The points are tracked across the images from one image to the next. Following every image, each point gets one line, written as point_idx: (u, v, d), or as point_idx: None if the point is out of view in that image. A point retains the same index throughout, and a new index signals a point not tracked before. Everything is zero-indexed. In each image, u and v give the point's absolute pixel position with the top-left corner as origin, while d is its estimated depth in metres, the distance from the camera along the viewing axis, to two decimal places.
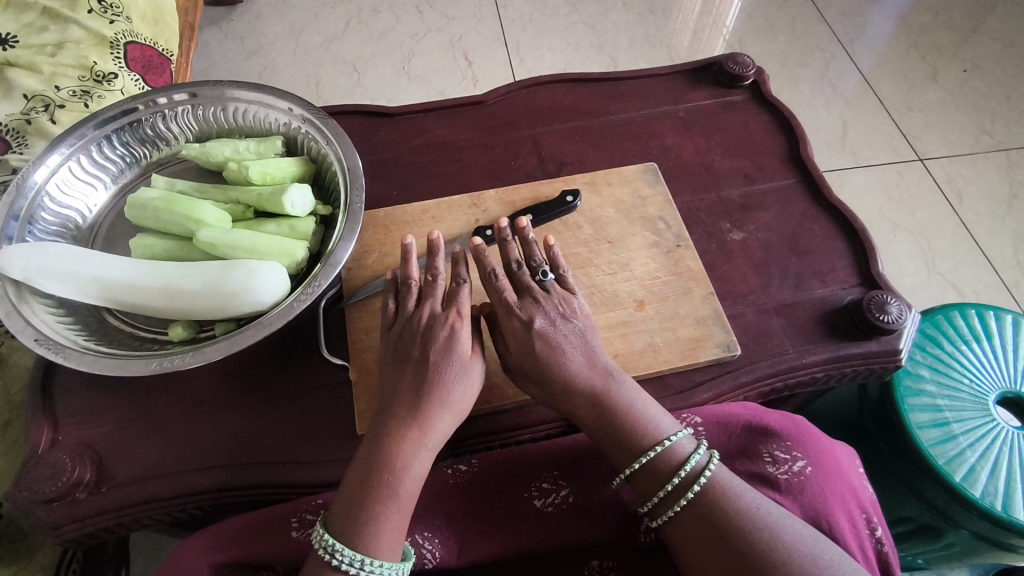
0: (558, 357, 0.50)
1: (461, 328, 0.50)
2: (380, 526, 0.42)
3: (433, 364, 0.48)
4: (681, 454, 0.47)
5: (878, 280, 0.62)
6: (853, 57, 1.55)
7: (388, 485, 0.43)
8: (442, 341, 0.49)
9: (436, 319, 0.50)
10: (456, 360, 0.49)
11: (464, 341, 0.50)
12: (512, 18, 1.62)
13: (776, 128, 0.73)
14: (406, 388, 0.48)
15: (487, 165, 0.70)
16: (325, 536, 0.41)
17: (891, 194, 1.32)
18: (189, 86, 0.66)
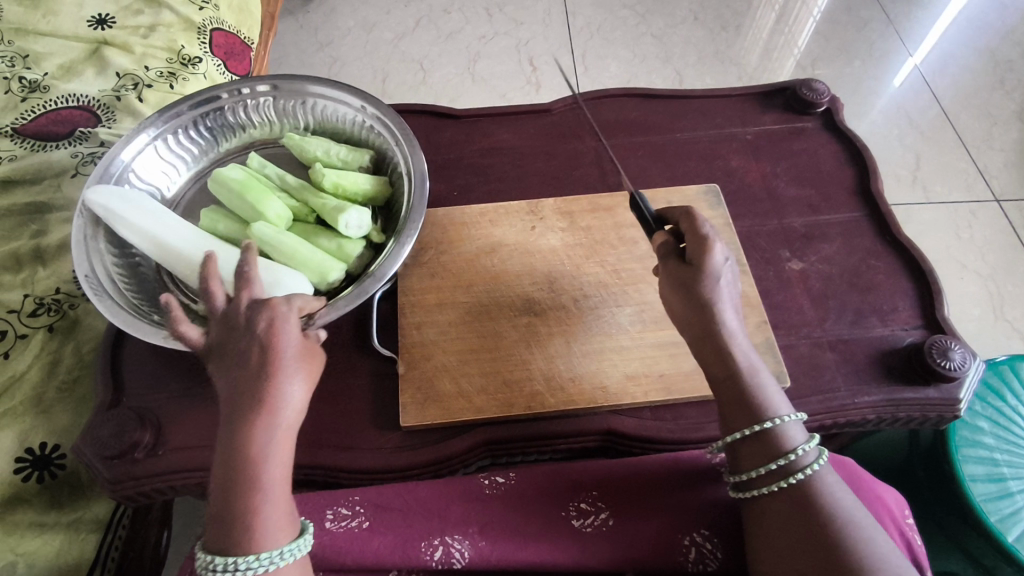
0: (718, 298, 0.50)
1: (285, 313, 0.45)
2: (258, 519, 0.40)
3: (258, 356, 0.43)
4: (790, 440, 0.45)
5: (943, 324, 0.59)
6: (932, 88, 1.49)
7: (246, 484, 0.40)
8: (263, 332, 0.44)
9: (258, 311, 0.45)
10: (277, 351, 0.43)
11: (291, 324, 0.45)
12: (581, 26, 1.62)
13: (847, 159, 0.71)
14: (239, 384, 0.43)
15: (547, 173, 0.71)
16: (208, 555, 0.40)
17: (961, 233, 1.27)
18: (270, 79, 0.68)
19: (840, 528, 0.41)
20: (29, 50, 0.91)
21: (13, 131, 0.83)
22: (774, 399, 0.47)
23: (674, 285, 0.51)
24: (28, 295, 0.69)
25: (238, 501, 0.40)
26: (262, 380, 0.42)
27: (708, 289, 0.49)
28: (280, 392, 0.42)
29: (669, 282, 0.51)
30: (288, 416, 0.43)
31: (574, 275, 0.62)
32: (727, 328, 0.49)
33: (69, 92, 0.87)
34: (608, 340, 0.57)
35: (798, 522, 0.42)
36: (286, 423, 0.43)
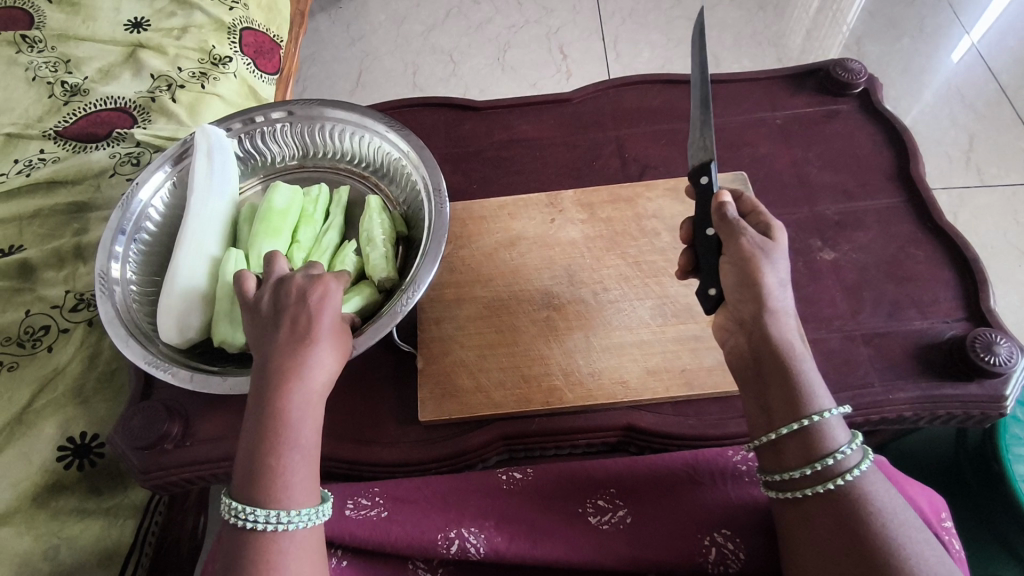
0: (778, 276, 0.45)
1: (332, 288, 0.46)
2: (284, 476, 0.40)
3: (303, 320, 0.45)
4: (834, 439, 0.41)
5: (988, 317, 0.56)
6: (990, 64, 1.40)
7: (277, 442, 0.41)
8: (312, 300, 0.45)
9: (308, 279, 0.47)
10: (314, 320, 0.45)
11: (335, 303, 0.46)
12: (613, 11, 1.58)
13: (885, 142, 0.68)
14: (283, 346, 0.44)
15: (568, 164, 0.70)
16: (231, 503, 0.40)
17: (1019, 217, 1.19)
18: (286, 104, 0.66)
19: (886, 529, 0.38)
20: (71, 55, 0.95)
21: (56, 134, 0.87)
22: (820, 387, 0.43)
23: (756, 248, 0.45)
24: (69, 291, 0.72)
25: (265, 453, 0.41)
26: (305, 344, 0.44)
27: (767, 265, 0.45)
28: (318, 362, 0.44)
29: (747, 244, 0.46)
30: (322, 384, 0.44)
31: (594, 268, 0.60)
32: (782, 311, 0.45)
33: (107, 95, 0.91)
34: (629, 334, 0.56)
35: (838, 522, 0.39)
36: (316, 388, 0.43)
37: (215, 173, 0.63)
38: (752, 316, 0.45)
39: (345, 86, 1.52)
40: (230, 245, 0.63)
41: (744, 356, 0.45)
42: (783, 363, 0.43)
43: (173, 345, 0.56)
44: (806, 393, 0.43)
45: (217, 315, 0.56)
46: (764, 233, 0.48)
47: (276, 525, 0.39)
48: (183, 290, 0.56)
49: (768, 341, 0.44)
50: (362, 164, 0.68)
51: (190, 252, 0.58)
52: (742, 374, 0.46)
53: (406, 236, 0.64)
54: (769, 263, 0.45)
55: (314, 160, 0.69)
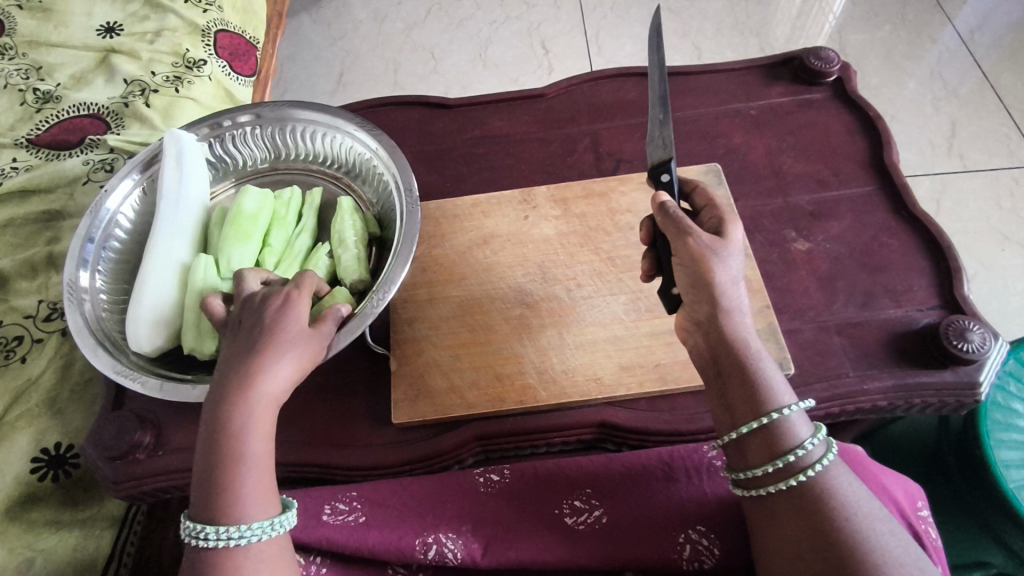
0: (731, 274, 0.44)
1: (297, 295, 0.46)
2: (235, 489, 0.40)
3: (260, 328, 0.44)
4: (796, 434, 0.41)
5: (962, 304, 0.56)
6: (972, 50, 1.40)
7: (229, 458, 0.41)
8: (272, 308, 0.45)
9: (273, 290, 0.46)
10: (273, 327, 0.44)
11: (299, 308, 0.46)
12: (594, 5, 1.58)
13: (859, 131, 0.67)
14: (242, 355, 0.44)
15: (542, 160, 0.69)
16: (187, 521, 0.40)
17: (1003, 203, 1.19)
18: (254, 108, 0.66)
19: (851, 524, 0.38)
20: (43, 62, 0.95)
21: (28, 142, 0.86)
22: (778, 383, 0.42)
23: (705, 247, 0.45)
24: (43, 300, 0.71)
25: (218, 469, 0.41)
26: (262, 353, 0.43)
27: (717, 263, 0.44)
28: (276, 369, 0.43)
29: (695, 244, 0.45)
30: (281, 393, 0.43)
31: (567, 264, 0.60)
32: (737, 309, 0.44)
33: (80, 101, 0.90)
34: (602, 330, 0.56)
35: (806, 518, 0.39)
36: (271, 397, 0.43)
37: (182, 179, 0.62)
38: (708, 316, 0.44)
39: (326, 86, 1.51)
40: (201, 251, 0.62)
41: (704, 357, 0.45)
42: (741, 362, 0.43)
43: (144, 354, 0.55)
44: (766, 390, 0.42)
45: (187, 322, 0.55)
46: (719, 229, 0.47)
47: (227, 541, 0.39)
48: (151, 298, 0.55)
49: (724, 340, 0.44)
50: (334, 165, 0.68)
51: (159, 259, 0.58)
52: (704, 375, 0.45)
53: (379, 237, 0.63)
54: (720, 261, 0.45)
55: (286, 162, 0.69)
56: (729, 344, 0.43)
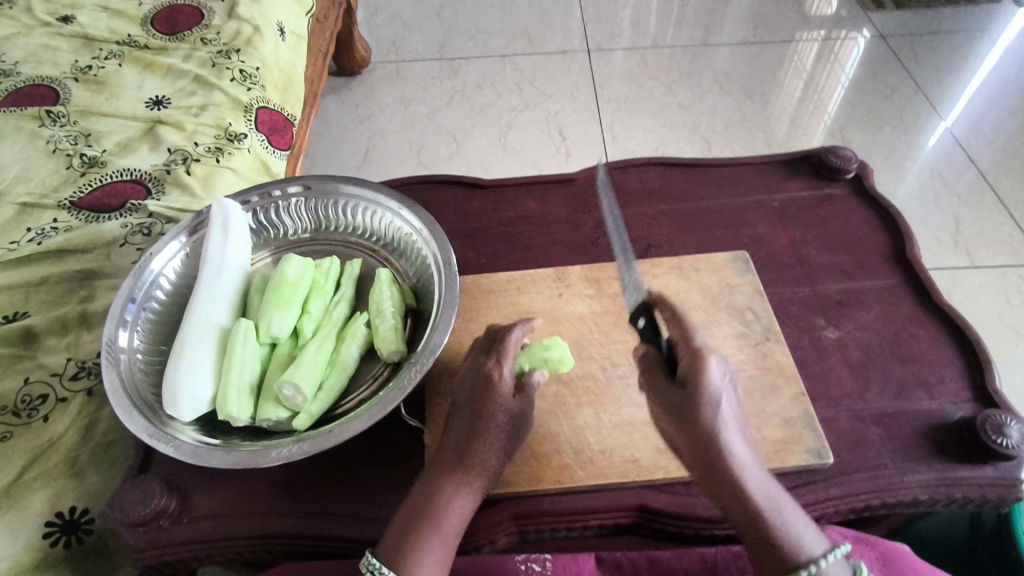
0: (716, 429, 0.46)
1: (500, 376, 0.51)
2: (422, 551, 0.45)
3: (479, 402, 0.50)
4: (808, 552, 0.43)
5: (995, 398, 0.56)
6: (969, 152, 1.47)
7: (432, 518, 0.47)
8: (483, 384, 0.51)
9: (480, 364, 0.52)
10: (489, 402, 0.50)
11: (506, 386, 0.51)
12: (609, 97, 1.67)
13: (880, 225, 0.70)
14: (458, 425, 0.51)
15: (574, 241, 0.72)
16: (372, 559, 0.45)
17: (1011, 298, 1.22)
18: (304, 180, 0.69)
19: None
20: (91, 129, 0.99)
21: (71, 203, 0.89)
22: (801, 535, 0.43)
23: (681, 408, 0.47)
24: (71, 358, 0.71)
25: (416, 528, 0.46)
26: (476, 424, 0.50)
27: (698, 424, 0.46)
28: (488, 439, 0.50)
29: (674, 408, 0.47)
30: (491, 460, 0.50)
31: (602, 343, 0.61)
32: (734, 464, 0.45)
33: (124, 167, 0.94)
34: (639, 410, 0.56)
35: None
36: (485, 465, 0.50)
37: (227, 246, 0.63)
38: (708, 476, 0.46)
39: (352, 161, 1.58)
40: (240, 315, 0.63)
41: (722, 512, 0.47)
42: (756, 523, 0.44)
43: (177, 418, 0.55)
44: (791, 547, 0.43)
45: (224, 386, 0.55)
46: (691, 370, 0.47)
47: None
48: (190, 362, 0.56)
49: (730, 500, 0.45)
50: (373, 239, 0.70)
51: (200, 323, 0.58)
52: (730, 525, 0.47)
53: (414, 309, 0.64)
54: (703, 420, 0.46)
55: (326, 233, 0.71)
56: (738, 504, 0.45)
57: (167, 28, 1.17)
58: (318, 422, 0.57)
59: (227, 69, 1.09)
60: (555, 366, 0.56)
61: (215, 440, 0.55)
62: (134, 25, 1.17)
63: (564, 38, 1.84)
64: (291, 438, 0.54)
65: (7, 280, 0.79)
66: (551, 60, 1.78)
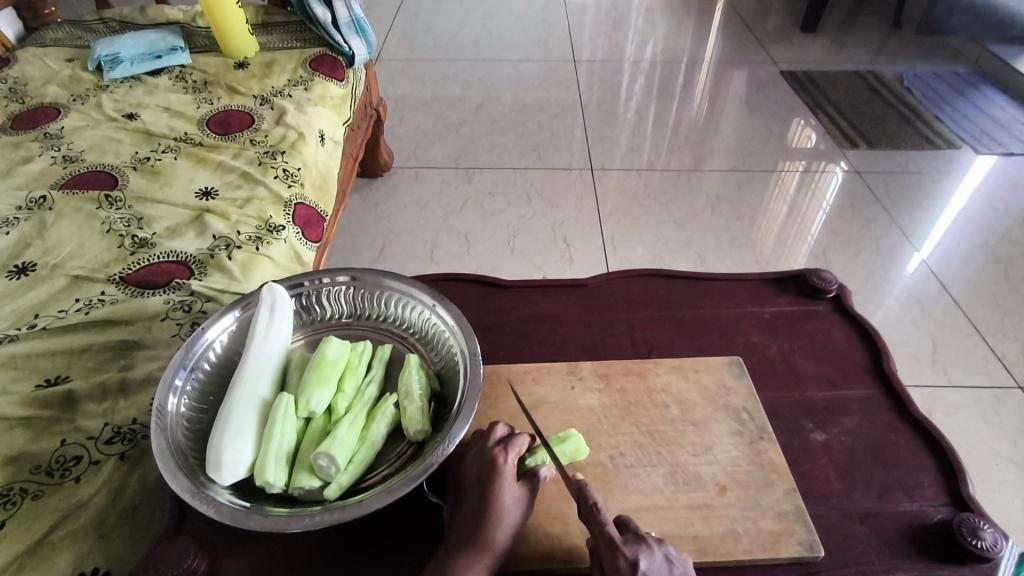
0: None
1: (503, 462, 0.57)
2: None
3: (483, 485, 0.57)
4: None
5: (969, 503, 0.61)
6: (941, 280, 1.59)
7: None
8: (488, 469, 0.57)
9: (487, 452, 0.58)
10: (493, 485, 0.56)
11: (508, 472, 0.57)
12: (610, 211, 1.81)
13: (859, 340, 0.78)
14: (470, 507, 0.56)
15: (585, 339, 0.79)
16: None
17: (988, 418, 1.28)
18: (351, 271, 0.77)
19: None
20: (144, 214, 1.09)
21: (119, 279, 0.96)
22: None
23: None
24: (107, 423, 0.75)
25: None
26: (486, 507, 0.55)
27: None
28: (499, 521, 0.55)
29: None
30: (502, 539, 0.55)
31: (610, 433, 0.66)
32: None
33: (171, 250, 1.02)
34: (644, 498, 0.60)
35: None
36: (493, 544, 0.55)
37: (274, 325, 0.70)
38: None
39: (368, 255, 1.68)
40: (278, 389, 0.68)
41: None
42: None
43: (216, 480, 0.59)
44: None
45: (264, 454, 0.60)
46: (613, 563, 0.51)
47: None
48: (235, 428, 0.60)
49: None
50: (404, 328, 0.77)
51: (245, 393, 0.64)
52: None
53: (438, 393, 0.70)
54: None
55: (361, 321, 0.78)
56: None
57: (220, 129, 1.30)
58: (344, 493, 0.61)
59: (272, 168, 1.21)
60: (572, 455, 0.62)
61: (249, 504, 0.58)
62: (191, 125, 1.31)
63: (569, 157, 2.02)
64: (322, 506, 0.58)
65: (53, 346, 0.84)
66: (557, 175, 1.95)
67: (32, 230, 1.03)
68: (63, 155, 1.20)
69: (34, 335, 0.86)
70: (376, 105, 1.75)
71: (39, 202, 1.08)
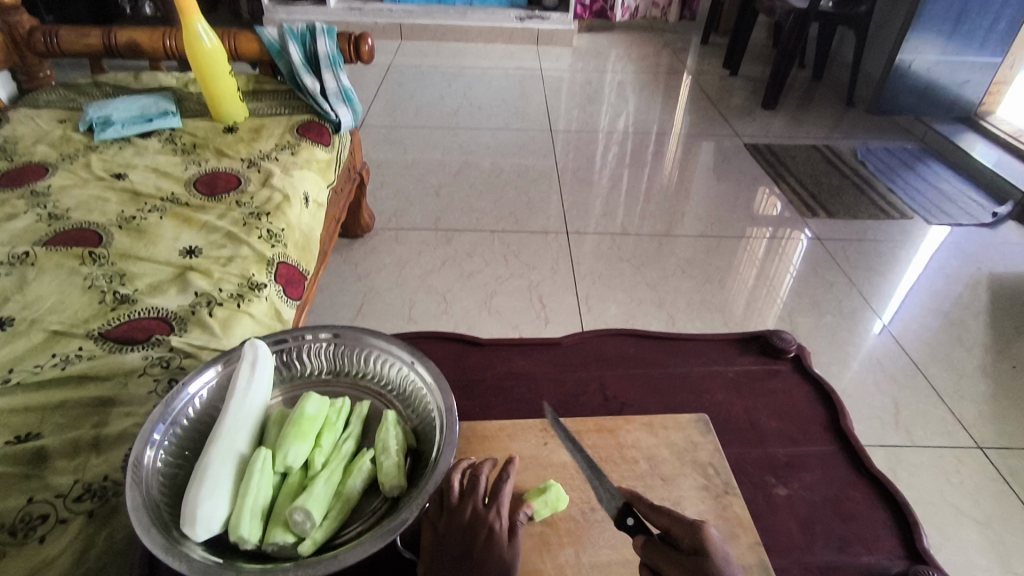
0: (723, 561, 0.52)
1: (499, 526, 0.60)
2: None
3: (483, 549, 0.59)
4: None
5: (925, 556, 0.64)
6: (899, 342, 1.67)
7: None
8: (485, 533, 0.59)
9: (484, 517, 0.60)
10: (494, 549, 0.58)
11: (504, 535, 0.60)
12: (585, 273, 1.88)
13: (817, 399, 0.82)
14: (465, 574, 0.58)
15: (557, 396, 0.82)
16: None
17: (951, 477, 1.32)
18: (333, 328, 0.79)
19: None
20: (127, 271, 1.11)
21: (98, 334, 0.97)
22: None
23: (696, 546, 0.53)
24: (77, 479, 0.74)
25: None
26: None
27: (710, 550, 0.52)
28: None
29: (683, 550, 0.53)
30: None
31: (581, 489, 0.68)
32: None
33: (152, 306, 1.03)
34: (614, 553, 0.62)
35: None
36: None
37: (255, 380, 0.71)
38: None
39: (346, 313, 1.69)
40: (255, 444, 0.69)
41: None
42: None
43: (190, 536, 0.59)
44: None
45: (240, 509, 0.60)
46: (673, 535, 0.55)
47: None
48: (212, 483, 0.61)
49: None
50: (382, 384, 0.79)
51: (222, 448, 0.64)
52: None
53: (414, 449, 0.72)
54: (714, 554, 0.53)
55: (340, 377, 0.80)
56: None
57: (207, 189, 1.35)
58: (318, 549, 0.61)
59: (257, 228, 1.24)
60: (553, 505, 0.64)
61: (222, 561, 0.58)
62: (179, 185, 1.35)
63: (545, 220, 2.10)
64: (295, 562, 0.58)
65: (26, 403, 0.84)
66: (534, 237, 2.02)
67: (12, 285, 1.04)
68: (49, 213, 1.22)
69: (7, 390, 0.86)
70: (360, 169, 1.82)
71: (21, 257, 1.10)
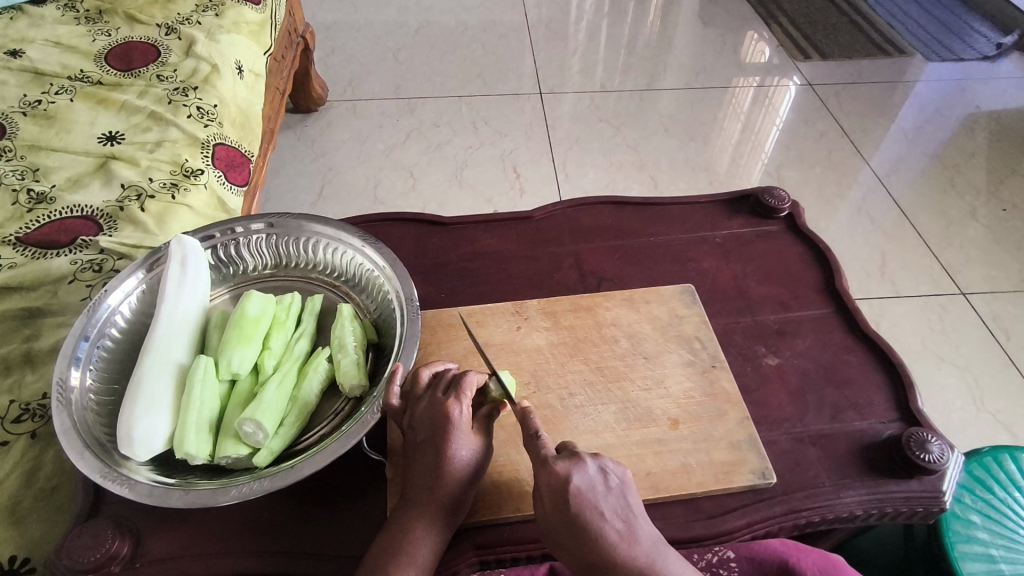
0: (597, 516, 0.48)
1: (457, 415, 0.53)
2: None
3: (437, 441, 0.53)
4: None
5: (919, 418, 0.62)
6: (889, 189, 1.60)
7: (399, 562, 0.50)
8: (440, 424, 0.54)
9: (437, 403, 0.54)
10: (447, 441, 0.53)
11: (462, 424, 0.54)
12: (561, 137, 1.74)
13: (811, 259, 0.76)
14: (425, 461, 0.53)
15: (531, 275, 0.75)
16: None
17: (933, 325, 1.31)
18: (267, 217, 0.70)
19: None
20: (40, 164, 0.97)
21: (16, 240, 0.86)
22: None
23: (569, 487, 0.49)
24: (14, 400, 0.68)
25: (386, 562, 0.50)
26: (441, 462, 0.53)
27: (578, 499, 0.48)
28: (456, 473, 0.53)
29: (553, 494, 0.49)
30: (462, 493, 0.53)
31: (559, 373, 0.63)
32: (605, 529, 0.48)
33: (74, 203, 0.92)
34: (595, 439, 0.58)
35: None
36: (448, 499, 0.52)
37: (186, 280, 0.63)
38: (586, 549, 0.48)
39: (306, 198, 1.57)
40: (197, 352, 0.63)
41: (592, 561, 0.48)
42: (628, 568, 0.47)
43: (133, 458, 0.54)
44: None
45: (182, 425, 0.55)
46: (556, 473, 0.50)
47: None
48: (148, 400, 0.55)
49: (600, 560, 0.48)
50: (334, 275, 0.71)
51: (155, 361, 0.58)
52: None
53: (376, 343, 0.65)
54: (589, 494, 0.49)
55: (287, 270, 0.72)
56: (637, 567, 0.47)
57: (121, 64, 1.17)
58: (279, 458, 0.57)
59: (184, 106, 1.09)
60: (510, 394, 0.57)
61: (174, 479, 0.54)
62: (87, 60, 1.16)
63: (517, 81, 1.91)
64: (254, 474, 0.54)
65: None
66: (504, 101, 1.84)
67: None
68: None
69: None
70: (302, 32, 1.60)
71: None
